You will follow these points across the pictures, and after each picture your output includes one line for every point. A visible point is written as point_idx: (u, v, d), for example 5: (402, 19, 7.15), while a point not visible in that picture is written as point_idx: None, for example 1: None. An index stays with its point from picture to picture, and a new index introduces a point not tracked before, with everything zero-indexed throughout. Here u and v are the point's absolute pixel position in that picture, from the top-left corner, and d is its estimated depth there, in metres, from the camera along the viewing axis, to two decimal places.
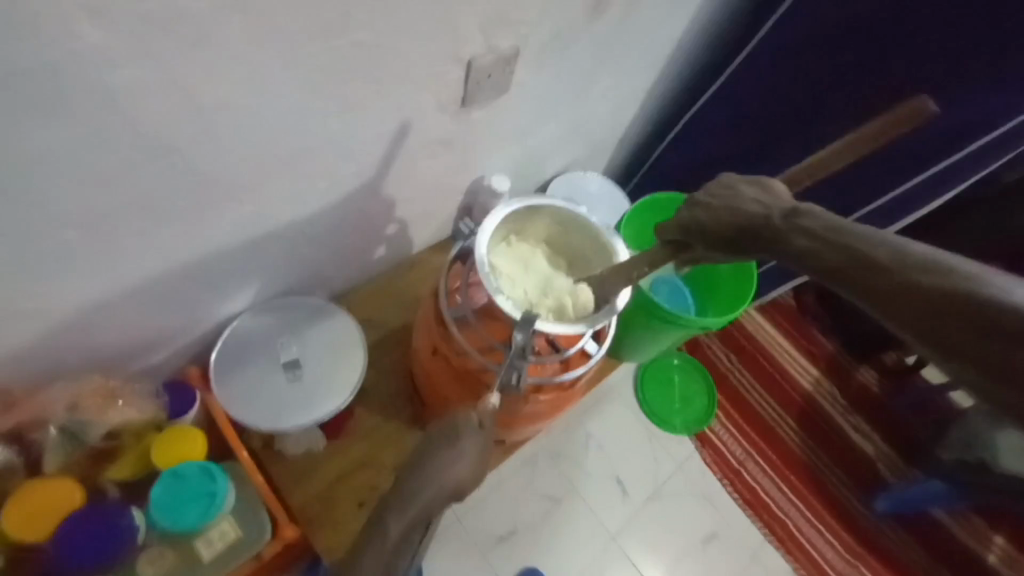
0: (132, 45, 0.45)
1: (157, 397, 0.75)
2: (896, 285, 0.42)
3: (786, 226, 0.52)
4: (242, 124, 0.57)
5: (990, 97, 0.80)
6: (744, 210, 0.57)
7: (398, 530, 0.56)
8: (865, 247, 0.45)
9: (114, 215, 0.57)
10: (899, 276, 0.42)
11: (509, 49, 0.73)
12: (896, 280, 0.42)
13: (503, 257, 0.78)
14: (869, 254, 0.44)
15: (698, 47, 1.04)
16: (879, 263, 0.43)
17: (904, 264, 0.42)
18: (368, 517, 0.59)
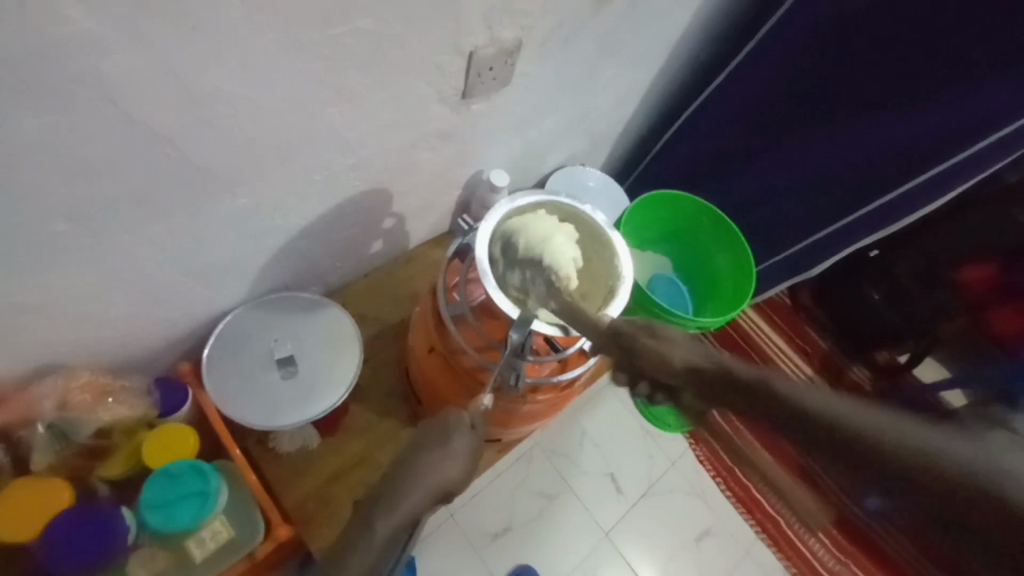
0: (126, 29, 0.42)
1: (147, 395, 0.75)
2: (884, 458, 0.33)
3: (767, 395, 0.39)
4: (239, 115, 0.54)
5: (1005, 94, 0.77)
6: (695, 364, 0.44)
7: (384, 533, 0.54)
8: (829, 416, 0.35)
9: (105, 210, 0.54)
10: (850, 433, 0.34)
11: (511, 40, 0.69)
12: (881, 453, 0.33)
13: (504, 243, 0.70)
14: (852, 428, 0.34)
15: (707, 34, 1.01)
16: (858, 435, 0.34)
17: (874, 431, 0.34)
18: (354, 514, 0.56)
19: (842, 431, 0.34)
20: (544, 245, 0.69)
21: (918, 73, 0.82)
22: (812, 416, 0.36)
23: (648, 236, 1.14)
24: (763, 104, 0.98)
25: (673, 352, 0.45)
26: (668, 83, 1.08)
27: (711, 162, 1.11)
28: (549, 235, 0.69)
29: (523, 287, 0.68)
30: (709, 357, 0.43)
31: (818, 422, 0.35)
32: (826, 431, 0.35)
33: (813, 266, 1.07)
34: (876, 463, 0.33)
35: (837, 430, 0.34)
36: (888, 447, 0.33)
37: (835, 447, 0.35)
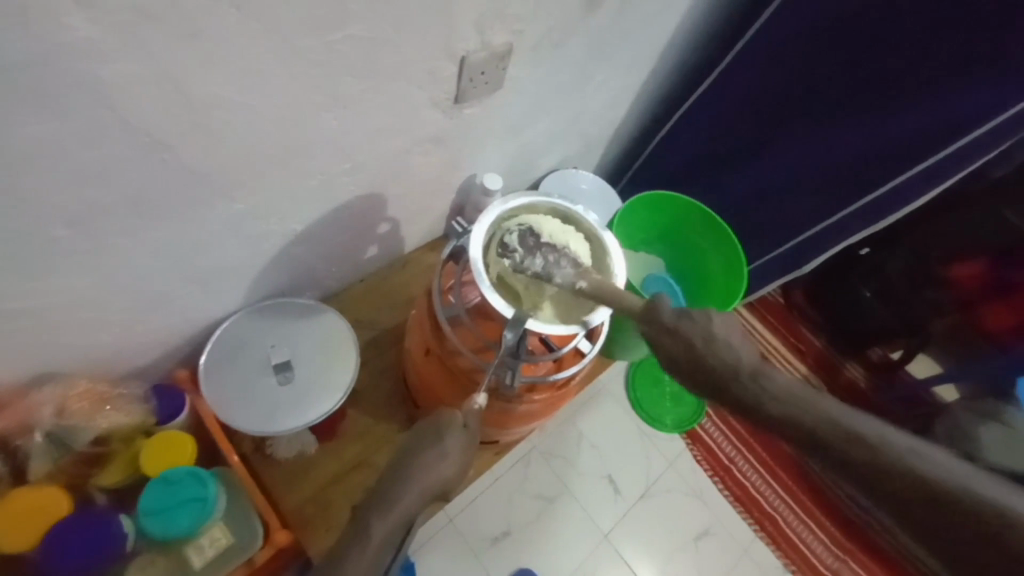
0: (123, 35, 0.42)
1: (146, 401, 0.75)
2: (903, 484, 0.40)
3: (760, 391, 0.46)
4: (235, 122, 0.55)
5: (989, 91, 0.78)
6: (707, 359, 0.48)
7: (380, 533, 0.54)
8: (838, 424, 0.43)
9: (101, 215, 0.54)
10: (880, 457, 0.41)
11: (503, 45, 0.70)
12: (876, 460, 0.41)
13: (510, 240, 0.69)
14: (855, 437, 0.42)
15: (695, 37, 1.02)
16: (890, 465, 0.41)
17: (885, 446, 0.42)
18: (351, 515, 0.57)
19: (880, 462, 0.41)
20: (565, 238, 0.71)
21: (902, 73, 0.84)
22: (859, 437, 0.42)
23: (641, 237, 1.15)
24: (751, 105, 1.00)
25: (725, 346, 0.48)
26: (658, 86, 1.10)
27: (701, 164, 1.13)
28: (567, 230, 0.72)
29: (545, 270, 0.68)
30: (746, 350, 0.49)
31: (868, 456, 0.42)
32: (864, 461, 0.42)
33: (803, 264, 1.09)
34: (917, 491, 0.40)
35: (878, 452, 0.41)
36: (930, 475, 0.40)
37: (882, 477, 0.41)
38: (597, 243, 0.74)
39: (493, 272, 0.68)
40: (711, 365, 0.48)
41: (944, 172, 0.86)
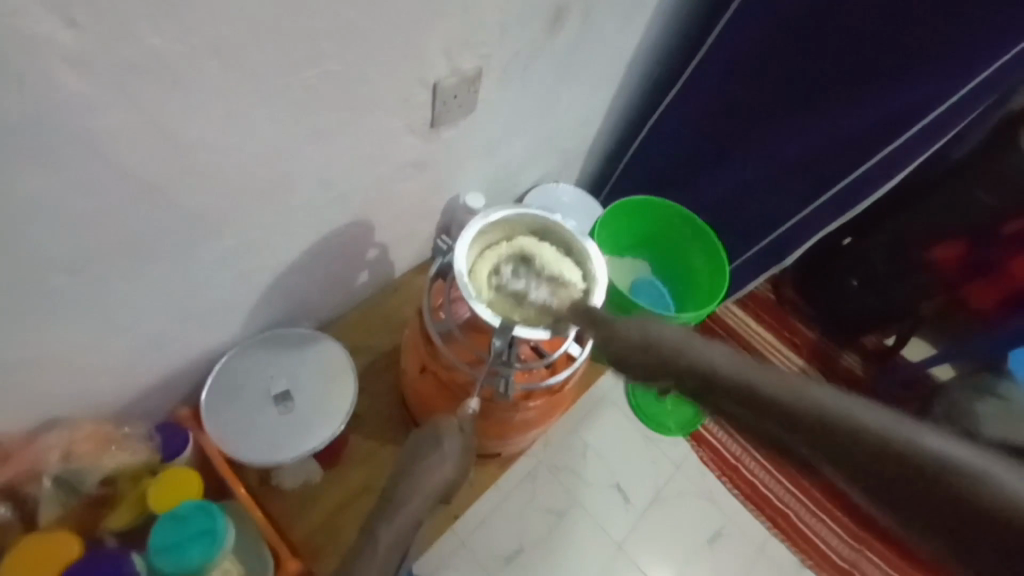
0: (114, 89, 0.45)
1: (148, 440, 0.76)
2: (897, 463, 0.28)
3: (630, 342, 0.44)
4: (222, 161, 0.57)
5: (929, 78, 0.82)
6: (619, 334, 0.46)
7: (387, 538, 0.55)
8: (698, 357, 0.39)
9: (100, 260, 0.56)
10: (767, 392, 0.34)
11: (472, 70, 0.74)
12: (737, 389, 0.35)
13: (484, 269, 0.74)
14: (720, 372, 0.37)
15: (658, 47, 1.06)
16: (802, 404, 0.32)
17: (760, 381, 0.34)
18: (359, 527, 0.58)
19: (812, 418, 0.31)
20: (558, 267, 0.74)
21: (856, 65, 0.87)
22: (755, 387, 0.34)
23: (626, 243, 1.18)
24: (718, 107, 1.04)
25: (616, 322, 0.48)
26: (628, 98, 1.14)
27: (677, 167, 1.16)
28: (560, 260, 0.74)
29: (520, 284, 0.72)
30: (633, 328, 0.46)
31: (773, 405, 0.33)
32: (795, 424, 0.32)
33: (784, 257, 1.12)
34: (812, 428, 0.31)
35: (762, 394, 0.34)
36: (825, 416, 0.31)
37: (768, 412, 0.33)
38: (577, 251, 0.76)
39: (484, 293, 0.72)
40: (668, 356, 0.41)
41: (904, 157, 0.90)
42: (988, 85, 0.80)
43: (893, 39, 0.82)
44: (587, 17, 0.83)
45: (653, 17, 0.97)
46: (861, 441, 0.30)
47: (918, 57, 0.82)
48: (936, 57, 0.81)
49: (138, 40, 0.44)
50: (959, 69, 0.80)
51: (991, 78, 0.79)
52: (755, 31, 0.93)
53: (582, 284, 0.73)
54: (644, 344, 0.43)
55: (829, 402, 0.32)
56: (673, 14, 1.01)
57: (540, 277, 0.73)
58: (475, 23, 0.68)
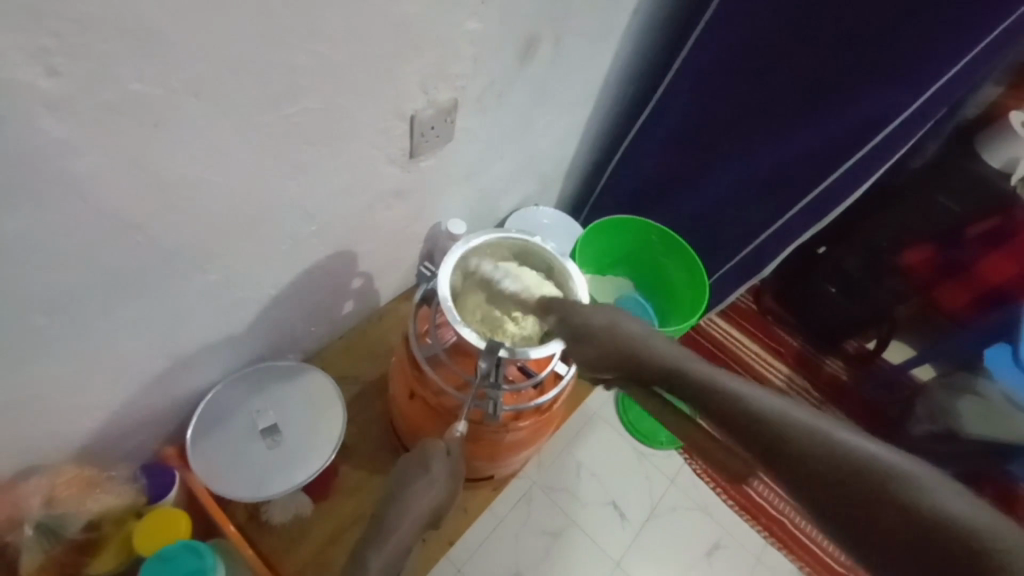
0: (92, 131, 0.46)
1: (134, 481, 0.75)
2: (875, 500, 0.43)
3: (668, 370, 0.58)
4: (202, 198, 0.58)
5: (885, 89, 0.86)
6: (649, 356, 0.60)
7: (379, 563, 0.55)
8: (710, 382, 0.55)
9: (81, 299, 0.56)
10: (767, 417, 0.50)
11: (448, 101, 0.76)
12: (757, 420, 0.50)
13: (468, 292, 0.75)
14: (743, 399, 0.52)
15: (628, 72, 1.10)
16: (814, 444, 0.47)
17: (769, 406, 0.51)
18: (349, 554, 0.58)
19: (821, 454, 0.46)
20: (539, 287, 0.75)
21: (815, 82, 0.91)
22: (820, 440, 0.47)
23: (608, 262, 1.20)
24: (688, 126, 1.07)
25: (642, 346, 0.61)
26: (602, 121, 1.17)
27: (652, 184, 1.19)
28: (542, 281, 0.76)
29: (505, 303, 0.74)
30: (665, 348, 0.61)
31: (826, 467, 0.46)
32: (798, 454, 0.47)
33: (760, 268, 1.15)
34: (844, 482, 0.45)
35: (839, 458, 0.46)
36: (882, 478, 0.44)
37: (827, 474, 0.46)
38: (558, 271, 0.78)
39: (484, 331, 0.74)
40: (749, 409, 0.51)
41: (867, 167, 0.94)
42: (937, 99, 0.84)
43: (849, 54, 0.86)
44: (557, 48, 0.87)
45: (622, 44, 1.01)
46: (852, 473, 0.45)
47: (873, 71, 0.85)
48: (894, 71, 0.84)
49: (118, 83, 0.45)
50: (911, 83, 0.83)
51: (939, 92, 0.83)
52: (718, 54, 0.97)
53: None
54: (674, 366, 0.58)
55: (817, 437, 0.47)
56: (640, 40, 1.05)
57: (514, 288, 0.74)
58: (450, 56, 0.71)
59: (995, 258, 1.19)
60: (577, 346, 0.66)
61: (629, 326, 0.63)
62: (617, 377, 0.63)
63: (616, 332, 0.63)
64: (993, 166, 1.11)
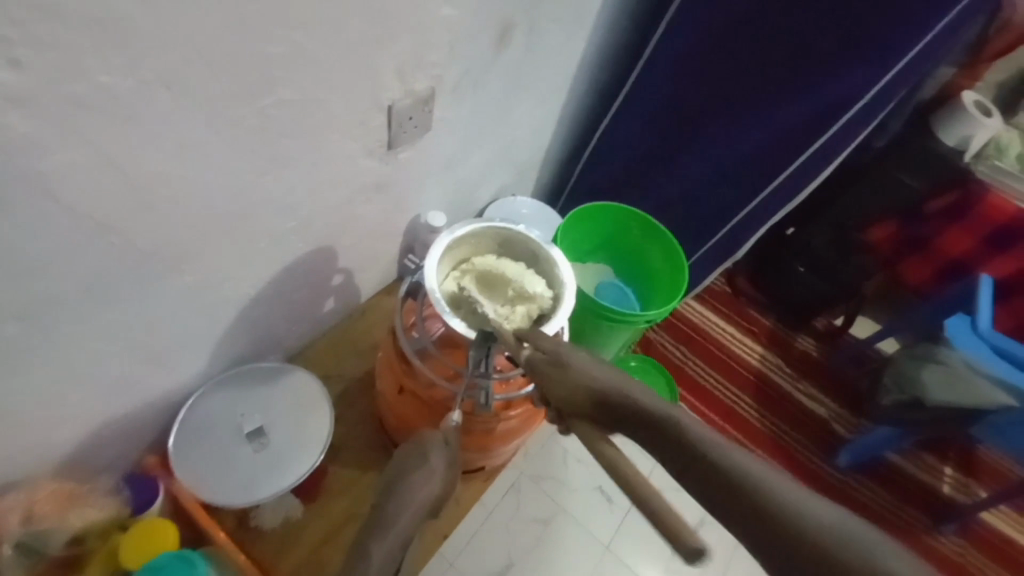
0: (60, 128, 0.44)
1: (117, 492, 0.73)
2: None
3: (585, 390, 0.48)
4: (177, 195, 0.56)
5: (854, 71, 0.88)
6: (576, 382, 0.49)
7: (381, 555, 0.53)
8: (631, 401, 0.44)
9: (52, 306, 0.53)
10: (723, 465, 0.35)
11: (425, 90, 0.75)
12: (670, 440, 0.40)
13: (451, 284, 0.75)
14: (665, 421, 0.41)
15: (600, 59, 1.11)
16: (781, 509, 0.32)
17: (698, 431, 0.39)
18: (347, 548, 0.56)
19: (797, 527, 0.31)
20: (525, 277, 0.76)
21: (784, 64, 0.93)
22: None
23: (586, 249, 1.21)
24: (662, 111, 1.08)
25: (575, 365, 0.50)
26: (576, 110, 1.18)
27: (626, 171, 1.20)
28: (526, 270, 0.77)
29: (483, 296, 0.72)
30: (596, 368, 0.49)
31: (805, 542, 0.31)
32: (759, 511, 0.33)
33: (735, 250, 1.18)
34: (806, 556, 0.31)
35: None
36: None
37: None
38: (542, 259, 0.79)
39: (459, 315, 0.72)
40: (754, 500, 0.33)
41: (834, 147, 0.97)
42: (898, 81, 0.87)
43: (816, 37, 0.88)
44: (531, 34, 0.86)
45: (594, 30, 1.01)
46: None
47: (840, 54, 0.88)
48: (862, 54, 0.87)
49: (85, 78, 0.43)
50: (875, 65, 0.87)
51: (900, 74, 0.86)
52: (690, 39, 0.98)
53: (551, 292, 0.76)
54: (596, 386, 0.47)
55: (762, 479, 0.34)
56: (612, 28, 1.05)
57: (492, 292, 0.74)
58: (426, 44, 0.70)
59: (954, 231, 1.29)
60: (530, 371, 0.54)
61: (579, 355, 0.51)
62: (576, 417, 0.48)
63: (567, 364, 0.51)
64: (949, 144, 1.16)
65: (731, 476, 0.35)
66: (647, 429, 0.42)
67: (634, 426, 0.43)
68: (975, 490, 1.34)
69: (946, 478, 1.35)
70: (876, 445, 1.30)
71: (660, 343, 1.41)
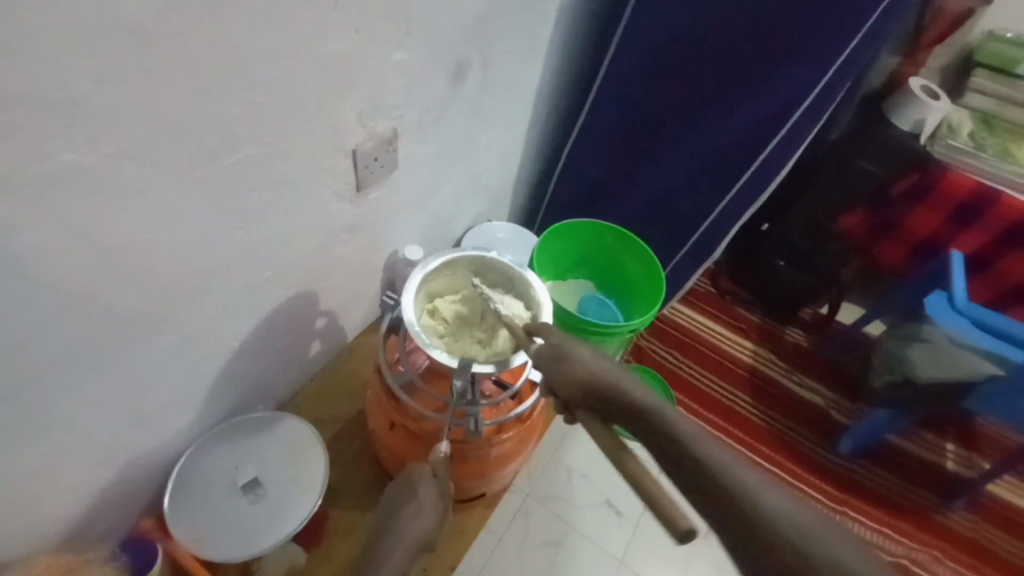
0: (30, 206, 0.45)
1: (114, 560, 0.72)
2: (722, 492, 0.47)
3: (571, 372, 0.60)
4: (150, 259, 0.57)
5: (800, 68, 0.92)
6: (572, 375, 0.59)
7: None
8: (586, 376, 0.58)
9: (36, 380, 0.54)
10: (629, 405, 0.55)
11: (388, 130, 0.77)
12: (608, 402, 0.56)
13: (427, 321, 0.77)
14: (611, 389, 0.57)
15: (559, 82, 1.14)
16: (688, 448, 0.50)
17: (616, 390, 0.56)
18: None
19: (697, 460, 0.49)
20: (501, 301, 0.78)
21: (732, 70, 0.97)
22: (747, 502, 0.46)
23: (565, 267, 1.23)
24: (623, 127, 1.11)
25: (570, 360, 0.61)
26: (541, 133, 1.21)
27: (596, 187, 1.23)
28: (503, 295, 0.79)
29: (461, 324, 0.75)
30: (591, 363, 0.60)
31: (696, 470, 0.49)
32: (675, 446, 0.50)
33: (712, 251, 1.20)
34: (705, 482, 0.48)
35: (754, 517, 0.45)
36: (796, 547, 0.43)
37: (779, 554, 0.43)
38: (518, 281, 0.80)
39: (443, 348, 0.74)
40: (742, 506, 0.45)
41: (791, 143, 0.99)
42: (840, 76, 0.91)
43: (759, 40, 0.92)
44: (487, 66, 0.89)
45: (549, 54, 1.04)
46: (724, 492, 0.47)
47: (783, 53, 0.91)
48: (805, 53, 0.90)
49: (49, 158, 0.45)
50: (818, 61, 0.90)
51: (841, 69, 0.90)
52: (643, 53, 1.01)
53: (529, 313, 0.76)
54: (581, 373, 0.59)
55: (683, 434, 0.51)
56: (566, 51, 1.09)
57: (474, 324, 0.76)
58: (383, 87, 0.72)
59: (922, 212, 1.31)
60: (550, 368, 0.60)
61: (584, 355, 0.60)
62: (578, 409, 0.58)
63: (571, 362, 0.60)
64: (904, 128, 1.20)
65: (701, 469, 0.48)
66: (653, 433, 0.52)
67: (655, 442, 0.52)
68: (978, 462, 1.35)
69: (949, 454, 1.36)
70: (875, 428, 1.31)
71: (651, 350, 1.42)
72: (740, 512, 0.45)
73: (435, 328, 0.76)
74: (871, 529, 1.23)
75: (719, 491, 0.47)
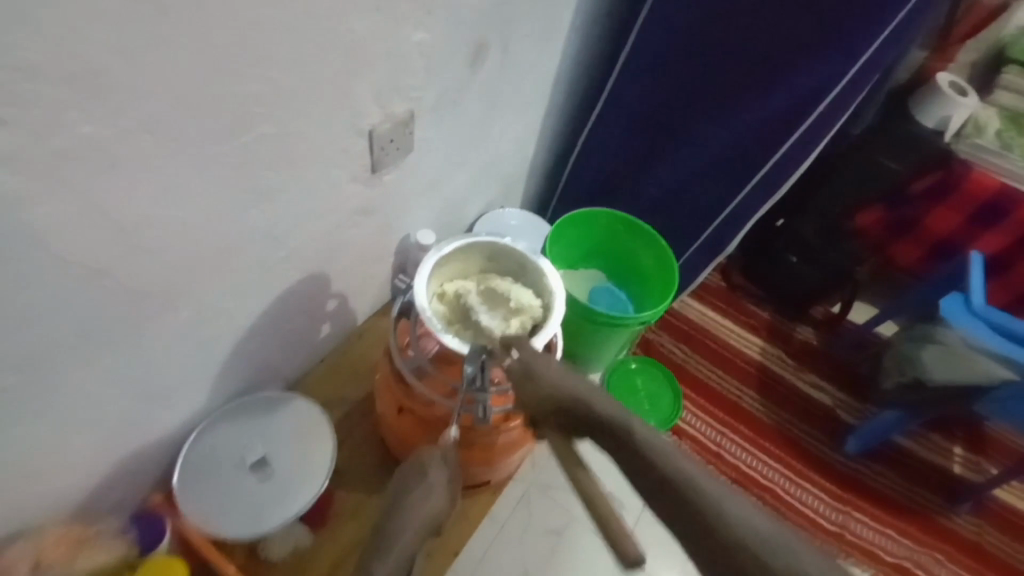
0: (45, 178, 0.45)
1: (123, 533, 0.73)
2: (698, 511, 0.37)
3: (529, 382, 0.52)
4: (165, 235, 0.57)
5: (830, 55, 0.89)
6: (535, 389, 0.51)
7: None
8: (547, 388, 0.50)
9: (49, 354, 0.54)
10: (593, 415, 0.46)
11: (404, 112, 0.76)
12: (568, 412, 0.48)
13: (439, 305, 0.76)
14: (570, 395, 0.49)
15: (578, 68, 1.12)
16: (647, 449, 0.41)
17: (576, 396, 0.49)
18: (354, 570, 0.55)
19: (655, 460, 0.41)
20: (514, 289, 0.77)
21: (756, 59, 0.94)
22: (726, 522, 0.35)
23: (577, 257, 1.22)
24: (641, 115, 1.10)
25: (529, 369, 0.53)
26: (558, 120, 1.19)
27: (611, 177, 1.21)
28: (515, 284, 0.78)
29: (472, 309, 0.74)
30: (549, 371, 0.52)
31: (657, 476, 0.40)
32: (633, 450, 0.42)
33: (726, 245, 1.18)
34: (668, 490, 0.39)
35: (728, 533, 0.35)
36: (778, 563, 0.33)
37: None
38: (531, 271, 0.80)
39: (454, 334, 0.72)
40: (700, 513, 0.36)
41: (814, 137, 0.97)
42: (868, 70, 0.89)
43: (786, 29, 0.89)
44: (506, 49, 0.87)
45: (569, 39, 1.02)
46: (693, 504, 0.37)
47: (813, 41, 0.89)
48: (834, 42, 0.88)
49: (65, 129, 0.44)
50: (847, 51, 0.88)
51: (869, 62, 0.88)
52: (665, 39, 0.99)
53: (541, 302, 0.76)
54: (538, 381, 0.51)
55: (642, 439, 0.42)
56: (586, 36, 1.07)
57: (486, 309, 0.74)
58: (401, 68, 0.71)
59: (940, 210, 1.30)
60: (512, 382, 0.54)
61: (551, 368, 0.51)
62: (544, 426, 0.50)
63: (538, 378, 0.51)
64: (928, 125, 1.16)
65: (665, 477, 0.39)
66: (616, 442, 0.44)
67: (612, 445, 0.44)
68: (985, 467, 1.34)
69: (956, 458, 1.35)
70: (883, 429, 1.29)
71: (660, 343, 1.42)
72: (709, 532, 0.36)
73: (446, 312, 0.75)
74: (874, 530, 1.22)
75: (674, 498, 0.38)
